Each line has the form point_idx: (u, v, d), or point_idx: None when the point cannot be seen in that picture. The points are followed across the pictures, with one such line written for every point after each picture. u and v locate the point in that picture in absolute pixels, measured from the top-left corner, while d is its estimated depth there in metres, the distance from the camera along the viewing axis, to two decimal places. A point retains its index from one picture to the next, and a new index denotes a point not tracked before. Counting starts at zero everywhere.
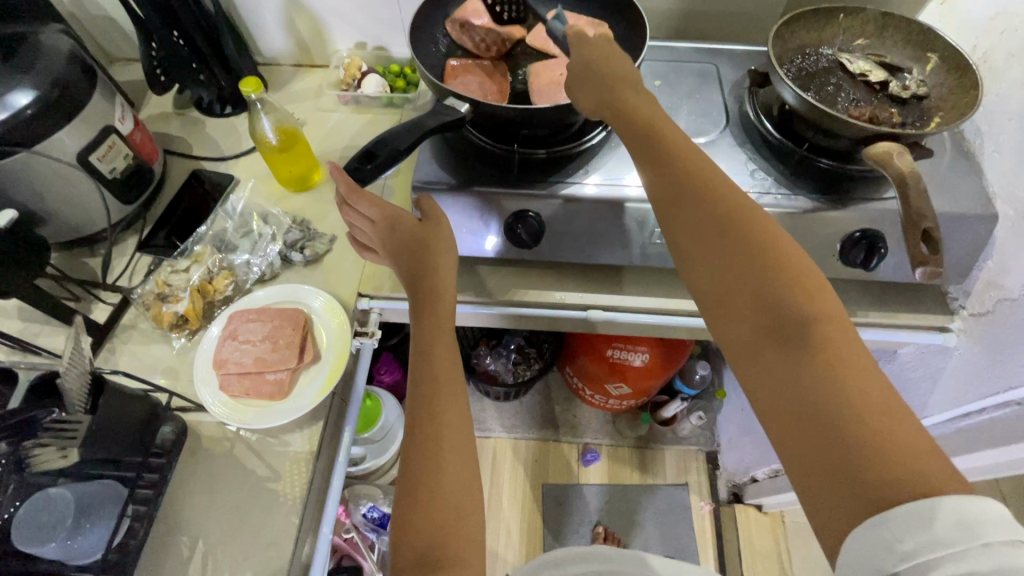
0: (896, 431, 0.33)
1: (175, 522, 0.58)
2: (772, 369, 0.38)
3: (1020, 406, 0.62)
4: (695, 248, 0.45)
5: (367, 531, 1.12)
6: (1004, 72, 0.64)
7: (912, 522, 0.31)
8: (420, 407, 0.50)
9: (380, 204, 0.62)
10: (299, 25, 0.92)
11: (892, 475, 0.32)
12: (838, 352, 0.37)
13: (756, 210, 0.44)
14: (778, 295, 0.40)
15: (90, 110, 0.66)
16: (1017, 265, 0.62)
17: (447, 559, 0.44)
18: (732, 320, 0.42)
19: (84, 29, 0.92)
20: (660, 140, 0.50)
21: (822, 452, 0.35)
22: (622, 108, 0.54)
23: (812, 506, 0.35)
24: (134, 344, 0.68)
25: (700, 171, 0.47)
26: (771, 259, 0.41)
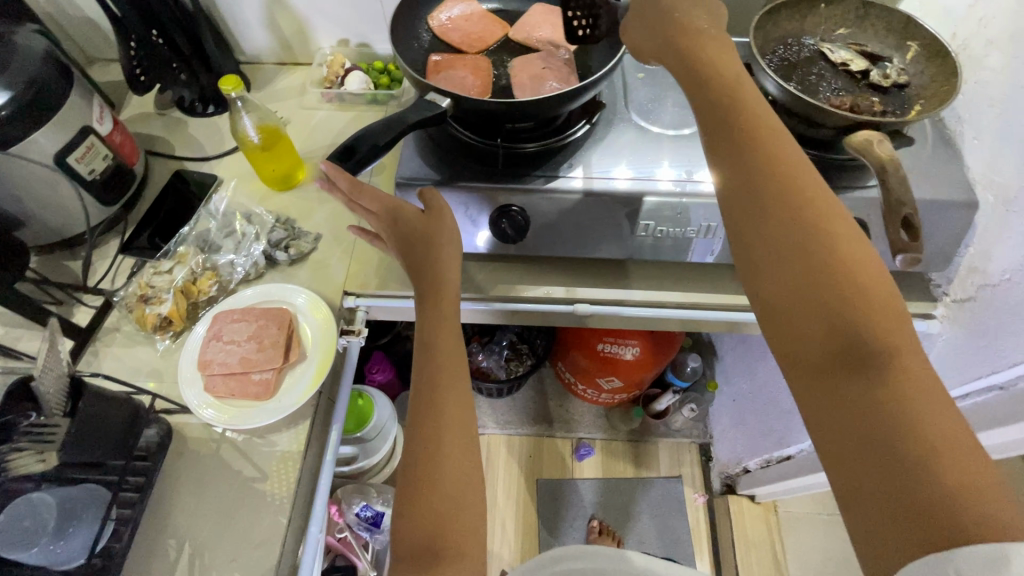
0: (974, 475, 0.32)
1: (161, 525, 0.57)
2: (847, 394, 0.36)
3: (1003, 391, 0.63)
4: (769, 256, 0.42)
5: (360, 530, 1.12)
6: (983, 59, 0.64)
7: (978, 564, 0.29)
8: (423, 399, 0.51)
9: (383, 198, 0.62)
10: (281, 22, 0.91)
11: (964, 517, 0.31)
12: (915, 384, 0.35)
13: (835, 220, 0.41)
14: (855, 318, 0.38)
15: (67, 110, 0.65)
16: (998, 251, 0.62)
17: (445, 547, 0.45)
18: (801, 337, 0.39)
19: (61, 29, 0.91)
20: (731, 131, 0.46)
21: (892, 485, 0.33)
22: (693, 89, 0.50)
23: (866, 534, 0.34)
24: (118, 346, 0.68)
25: (776, 172, 0.43)
26: (849, 277, 0.39)
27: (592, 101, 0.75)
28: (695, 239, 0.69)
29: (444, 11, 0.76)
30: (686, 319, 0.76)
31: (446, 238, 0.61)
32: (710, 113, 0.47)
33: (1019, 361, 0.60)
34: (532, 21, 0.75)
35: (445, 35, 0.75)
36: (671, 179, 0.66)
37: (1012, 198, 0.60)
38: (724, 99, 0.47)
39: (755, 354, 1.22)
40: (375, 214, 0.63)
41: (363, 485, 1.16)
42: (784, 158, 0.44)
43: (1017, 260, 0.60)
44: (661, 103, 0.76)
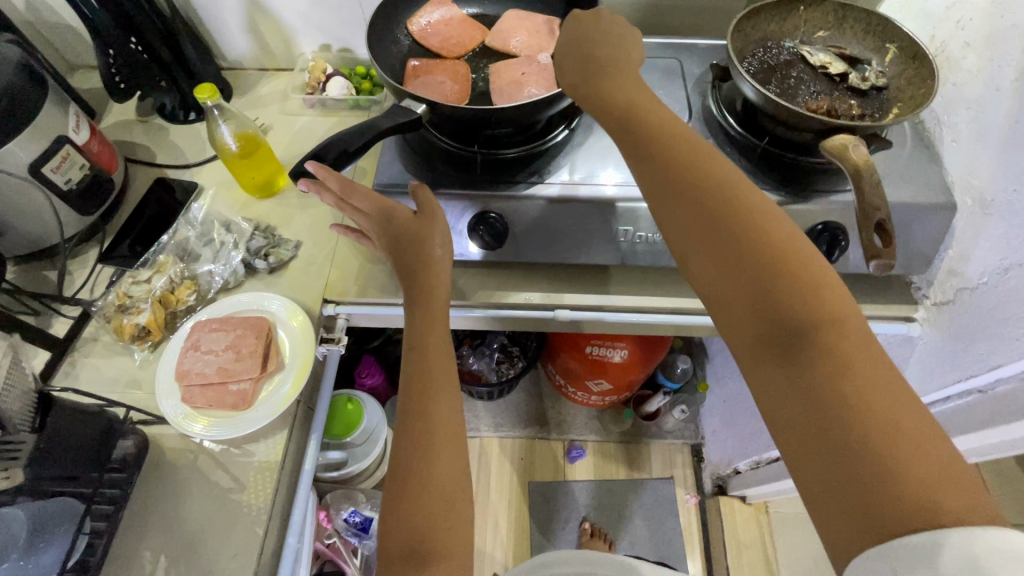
0: (912, 452, 0.32)
1: (137, 537, 0.57)
2: (777, 382, 0.37)
3: (982, 394, 0.63)
4: (696, 251, 0.42)
5: (349, 535, 1.13)
6: (961, 61, 0.64)
7: (918, 555, 0.29)
8: (411, 401, 0.50)
9: (375, 198, 0.60)
10: (262, 28, 0.91)
11: (905, 502, 0.31)
12: (848, 365, 0.35)
13: (761, 210, 0.42)
14: (783, 305, 0.38)
15: (42, 119, 0.64)
16: (975, 254, 0.62)
17: (432, 550, 0.44)
18: (736, 330, 0.40)
19: (41, 37, 0.90)
20: (656, 136, 0.48)
21: (832, 475, 0.33)
22: (615, 96, 0.52)
23: (819, 528, 0.34)
24: (96, 357, 0.67)
25: (696, 170, 0.45)
26: (776, 264, 0.39)
27: (572, 106, 0.75)
28: None
29: (423, 15, 0.76)
30: (668, 324, 0.75)
31: (437, 237, 0.60)
32: (638, 120, 0.49)
33: (998, 365, 0.60)
34: (511, 26, 0.75)
35: (424, 40, 0.75)
36: None
37: (988, 202, 0.60)
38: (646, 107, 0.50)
39: None
40: (366, 214, 0.61)
41: (353, 490, 1.16)
42: (706, 156, 0.46)
43: (995, 263, 0.60)
44: None
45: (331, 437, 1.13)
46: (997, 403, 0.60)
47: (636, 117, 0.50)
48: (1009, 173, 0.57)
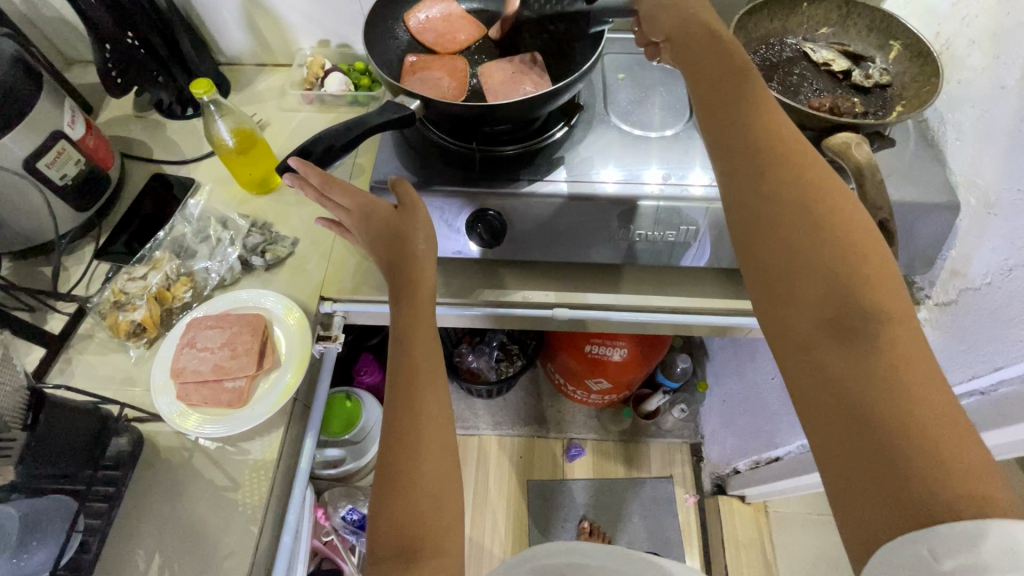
0: (959, 448, 0.32)
1: (132, 535, 0.57)
2: (832, 365, 0.37)
3: (983, 396, 0.61)
4: (766, 228, 0.42)
5: (347, 534, 1.13)
6: (965, 60, 0.63)
7: (955, 543, 0.29)
8: (398, 397, 0.49)
9: (357, 193, 0.58)
10: (260, 23, 0.90)
11: (946, 492, 0.31)
12: (906, 357, 0.35)
13: (834, 196, 0.42)
14: (847, 290, 0.38)
15: (37, 114, 0.64)
16: (979, 254, 0.62)
17: (423, 548, 0.44)
18: (791, 310, 0.40)
19: (39, 32, 0.90)
20: (729, 113, 0.47)
21: (875, 459, 0.33)
22: (697, 66, 0.51)
23: (849, 508, 0.35)
24: (92, 354, 0.67)
25: (776, 149, 0.44)
26: (842, 251, 0.39)
27: (572, 103, 0.74)
28: (675, 242, 0.68)
29: (422, 10, 0.75)
30: (667, 324, 0.75)
31: (422, 232, 0.59)
32: (712, 94, 0.49)
33: (1001, 366, 0.59)
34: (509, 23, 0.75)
35: (423, 36, 0.74)
36: (658, 182, 0.66)
37: (993, 202, 0.59)
38: (730, 74, 0.48)
39: (745, 355, 1.21)
40: (347, 210, 0.59)
41: (351, 487, 1.16)
42: (784, 137, 0.45)
43: (998, 263, 0.59)
44: (642, 104, 0.75)
45: (329, 435, 1.13)
46: (998, 406, 0.59)
47: (719, 88, 0.49)
48: (1014, 173, 0.57)
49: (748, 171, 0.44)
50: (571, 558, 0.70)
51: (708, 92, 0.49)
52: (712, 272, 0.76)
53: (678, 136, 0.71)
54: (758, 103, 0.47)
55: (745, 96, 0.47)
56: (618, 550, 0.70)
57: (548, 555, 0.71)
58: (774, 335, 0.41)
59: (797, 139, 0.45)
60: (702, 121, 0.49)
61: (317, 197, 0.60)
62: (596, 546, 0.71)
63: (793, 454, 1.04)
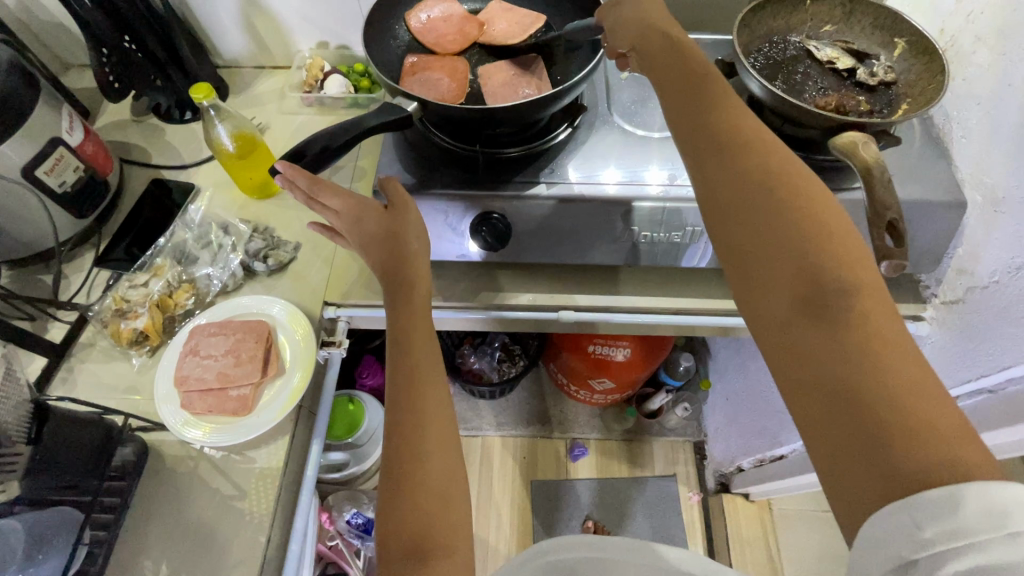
0: (933, 414, 0.32)
1: (138, 546, 0.56)
2: (804, 339, 0.37)
3: (992, 394, 0.61)
4: (732, 211, 0.43)
5: (352, 538, 1.12)
6: (971, 56, 0.63)
7: (937, 510, 0.29)
8: (399, 397, 0.48)
9: (347, 195, 0.58)
10: (259, 25, 0.89)
11: (924, 458, 0.31)
12: (878, 329, 0.35)
13: (799, 177, 0.42)
14: (811, 270, 0.38)
15: (36, 121, 0.63)
16: (987, 252, 0.61)
17: (433, 548, 0.43)
18: (762, 292, 0.40)
19: (35, 37, 0.89)
20: (692, 106, 0.48)
21: (850, 434, 0.33)
22: (659, 58, 0.52)
23: (831, 480, 0.34)
24: (94, 362, 0.66)
25: (738, 134, 0.45)
26: (809, 229, 0.39)
27: (575, 103, 0.73)
28: (680, 243, 0.68)
29: (423, 10, 0.74)
30: (671, 325, 0.75)
31: (415, 231, 0.58)
32: (676, 90, 0.49)
33: (1010, 364, 0.59)
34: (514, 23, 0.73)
35: (423, 36, 0.73)
36: (662, 183, 0.65)
37: (1001, 199, 0.59)
38: (688, 65, 0.50)
39: (748, 354, 1.21)
40: (338, 212, 0.58)
41: (355, 491, 1.16)
42: (741, 124, 0.46)
43: (1006, 261, 0.59)
44: (645, 103, 0.75)
45: (332, 439, 1.12)
46: (1007, 404, 0.59)
47: (681, 79, 0.50)
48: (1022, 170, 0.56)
49: (713, 160, 0.45)
50: (576, 552, 0.69)
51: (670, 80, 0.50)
52: (717, 272, 0.76)
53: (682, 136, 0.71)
54: (719, 95, 0.48)
55: (704, 91, 0.48)
56: (634, 542, 0.67)
57: (563, 549, 0.69)
58: (751, 315, 0.41)
59: (760, 126, 0.46)
60: (671, 114, 0.50)
61: (302, 199, 0.58)
62: (614, 540, 0.68)
63: (797, 452, 1.04)
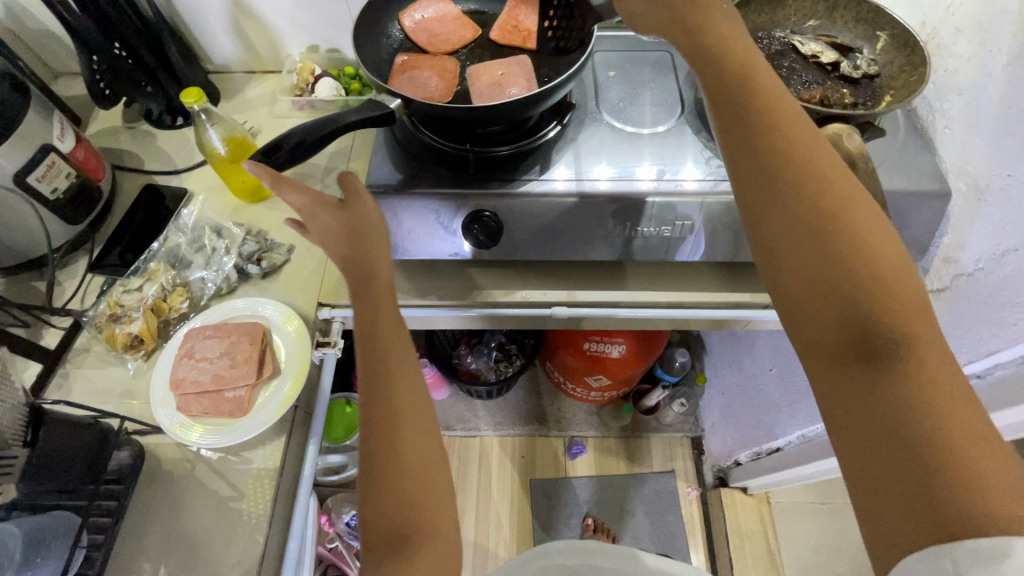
0: (989, 468, 0.30)
1: (137, 550, 0.56)
2: (854, 383, 0.34)
3: (980, 379, 0.62)
4: (784, 234, 0.38)
5: (352, 539, 1.13)
6: (951, 48, 0.64)
7: (978, 558, 0.29)
8: (369, 384, 0.48)
9: (307, 191, 0.56)
10: (249, 30, 0.90)
11: (976, 510, 0.30)
12: (936, 380, 0.33)
13: (852, 203, 0.37)
14: (871, 308, 0.35)
15: (27, 129, 0.64)
16: (972, 241, 0.62)
17: (415, 532, 0.43)
18: (813, 328, 0.37)
19: (24, 46, 0.89)
20: (745, 103, 0.41)
21: (902, 483, 0.32)
22: (706, 37, 0.44)
23: (872, 521, 0.33)
24: (89, 368, 0.67)
25: (793, 144, 0.39)
26: (869, 261, 0.35)
27: (563, 102, 0.74)
28: (671, 238, 0.68)
29: (418, 9, 0.75)
30: (665, 319, 0.76)
31: (375, 222, 0.57)
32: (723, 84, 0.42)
33: (997, 349, 0.60)
34: (512, 44, 0.74)
35: (416, 36, 0.74)
36: (652, 178, 0.66)
37: (983, 187, 0.60)
38: (728, 57, 0.43)
39: (743, 347, 1.22)
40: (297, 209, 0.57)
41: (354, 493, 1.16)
42: (797, 130, 0.40)
43: (990, 249, 0.60)
44: (633, 101, 0.75)
45: (330, 441, 1.13)
46: (995, 389, 0.60)
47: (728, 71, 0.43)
48: (1003, 158, 0.57)
49: (761, 181, 0.40)
50: (552, 558, 0.71)
51: (713, 71, 0.43)
52: (708, 266, 0.77)
53: (669, 131, 0.72)
54: (771, 99, 0.41)
55: (761, 87, 0.41)
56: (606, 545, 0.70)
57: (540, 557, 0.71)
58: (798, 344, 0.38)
59: (815, 135, 0.40)
60: (715, 119, 0.43)
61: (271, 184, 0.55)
62: (585, 543, 0.71)
63: (793, 444, 1.04)
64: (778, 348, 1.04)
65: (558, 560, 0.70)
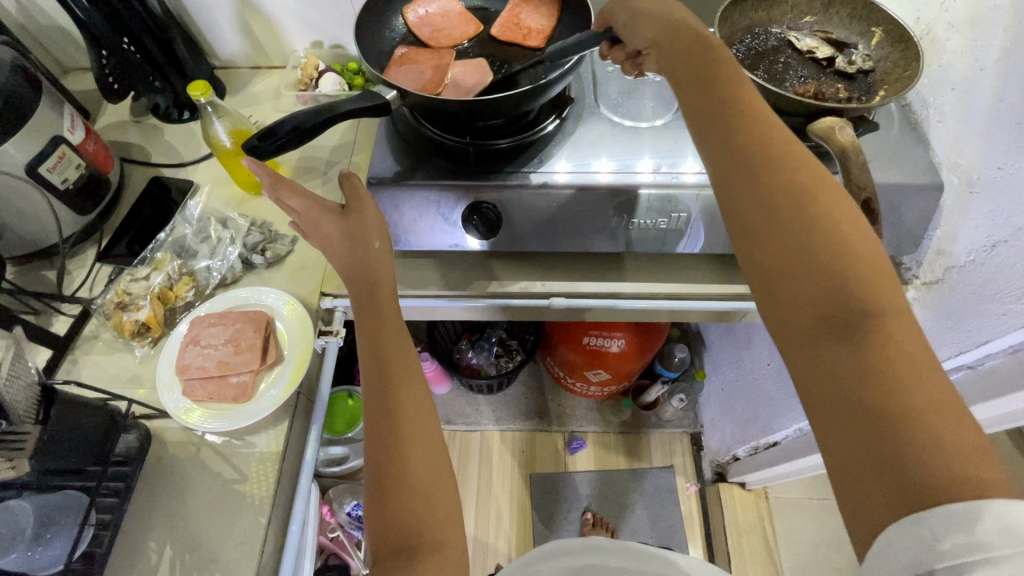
0: (956, 433, 0.31)
1: (143, 530, 0.58)
2: (824, 356, 0.35)
3: (971, 369, 0.63)
4: (760, 217, 0.39)
5: (353, 529, 1.14)
6: (945, 44, 0.65)
7: (953, 523, 0.29)
8: (375, 400, 0.49)
9: (308, 196, 0.59)
10: (254, 26, 0.92)
11: (947, 474, 0.30)
12: (900, 349, 0.33)
13: (823, 188, 0.39)
14: (841, 284, 0.36)
15: (38, 120, 0.65)
16: (963, 234, 0.63)
17: (423, 542, 0.43)
18: (786, 304, 0.37)
19: (34, 40, 0.91)
20: (722, 103, 0.44)
21: (874, 451, 0.32)
22: (687, 49, 0.48)
23: (849, 495, 0.33)
24: (97, 354, 0.68)
25: (765, 138, 0.42)
26: (837, 240, 0.37)
27: (562, 96, 0.75)
28: (667, 230, 0.70)
29: (422, 4, 0.76)
30: (665, 310, 0.77)
31: (374, 222, 0.58)
32: (701, 87, 0.46)
33: (987, 340, 0.61)
34: (513, 42, 0.75)
35: (419, 30, 0.75)
36: (650, 171, 0.67)
37: (975, 180, 0.61)
38: (706, 63, 0.47)
39: (742, 343, 1.23)
40: (298, 212, 0.59)
41: (356, 484, 1.18)
42: (768, 127, 0.43)
43: (981, 241, 0.61)
44: (631, 95, 0.77)
45: (332, 433, 1.14)
46: (987, 379, 0.61)
47: (706, 77, 0.46)
48: (995, 151, 0.58)
49: (735, 163, 0.42)
50: (551, 559, 0.73)
51: (691, 76, 0.47)
52: (704, 259, 0.78)
53: (666, 125, 0.73)
54: (746, 100, 0.44)
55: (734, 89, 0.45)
56: (603, 543, 0.73)
57: (538, 561, 0.73)
58: (772, 324, 0.38)
59: (785, 132, 0.43)
60: (693, 117, 0.45)
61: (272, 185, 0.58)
62: (582, 542, 0.74)
63: (790, 438, 1.05)
64: None
65: (557, 560, 0.73)
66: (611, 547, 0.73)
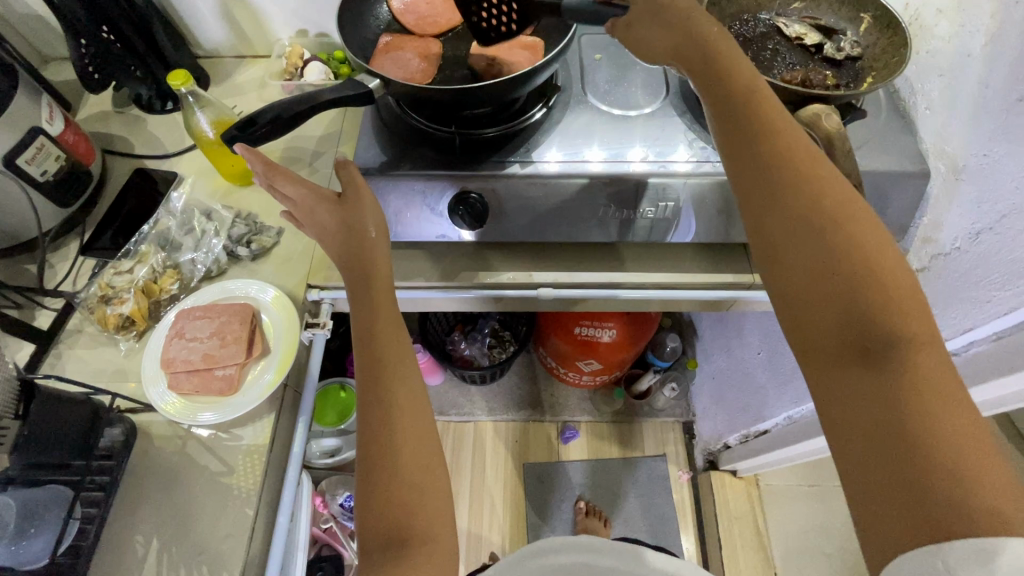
0: (981, 469, 0.31)
1: (129, 523, 0.58)
2: (849, 385, 0.35)
3: (957, 357, 0.64)
4: (788, 241, 0.39)
5: (346, 520, 1.15)
6: (933, 29, 0.64)
7: (969, 557, 0.30)
8: (369, 391, 0.49)
9: (302, 183, 0.57)
10: (237, 14, 0.90)
11: (968, 509, 0.30)
12: (933, 383, 0.34)
13: (855, 213, 0.39)
14: (870, 313, 0.36)
15: (14, 110, 0.64)
16: (948, 221, 0.63)
17: (413, 535, 0.43)
18: (812, 330, 0.38)
19: (12, 30, 0.89)
20: (750, 119, 0.43)
21: (896, 482, 0.32)
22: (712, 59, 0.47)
23: (866, 522, 0.34)
24: (81, 348, 0.68)
25: (796, 158, 0.41)
26: (867, 267, 0.37)
27: (549, 83, 0.74)
28: (655, 220, 0.69)
29: None
30: (656, 300, 0.77)
31: (369, 216, 0.57)
32: (727, 101, 0.45)
33: (972, 327, 0.61)
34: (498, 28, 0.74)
35: (403, 18, 0.74)
36: (639, 160, 0.67)
37: (961, 167, 0.60)
38: (732, 75, 0.46)
39: (732, 331, 1.23)
40: (293, 199, 0.58)
41: (348, 475, 1.18)
42: (797, 146, 0.42)
43: (966, 228, 0.61)
44: (619, 83, 0.76)
45: (324, 425, 1.15)
46: (971, 366, 0.61)
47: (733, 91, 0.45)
48: (981, 137, 0.58)
49: (762, 184, 0.41)
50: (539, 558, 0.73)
51: (716, 90, 0.46)
52: (692, 249, 0.78)
53: (654, 114, 0.72)
54: (774, 116, 0.43)
55: (763, 105, 0.44)
56: (594, 543, 0.73)
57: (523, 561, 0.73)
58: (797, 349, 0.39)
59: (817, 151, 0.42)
60: (719, 133, 0.45)
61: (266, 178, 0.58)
62: (572, 540, 0.74)
63: (780, 426, 1.06)
64: (767, 331, 1.05)
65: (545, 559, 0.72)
66: (601, 545, 0.73)
